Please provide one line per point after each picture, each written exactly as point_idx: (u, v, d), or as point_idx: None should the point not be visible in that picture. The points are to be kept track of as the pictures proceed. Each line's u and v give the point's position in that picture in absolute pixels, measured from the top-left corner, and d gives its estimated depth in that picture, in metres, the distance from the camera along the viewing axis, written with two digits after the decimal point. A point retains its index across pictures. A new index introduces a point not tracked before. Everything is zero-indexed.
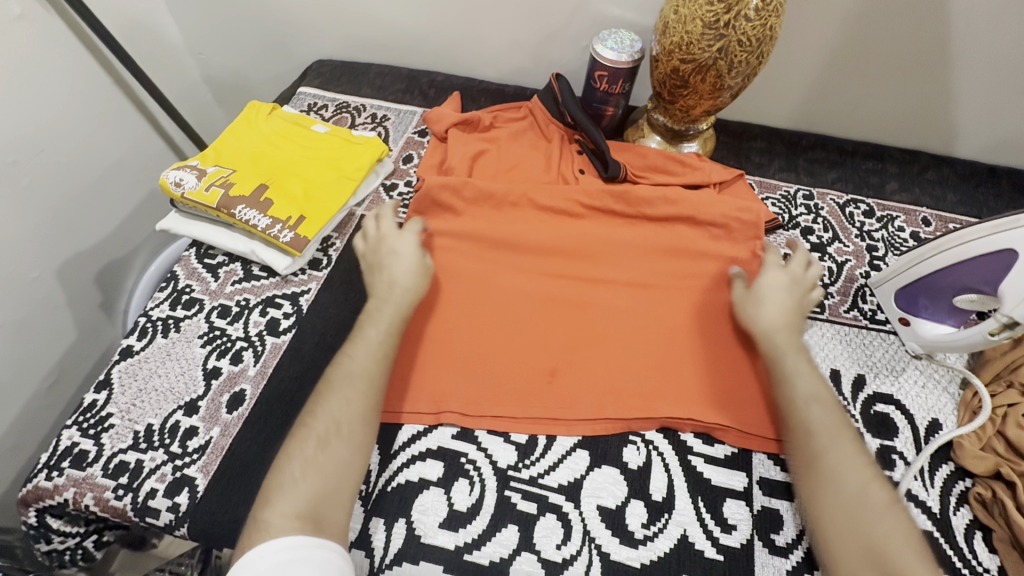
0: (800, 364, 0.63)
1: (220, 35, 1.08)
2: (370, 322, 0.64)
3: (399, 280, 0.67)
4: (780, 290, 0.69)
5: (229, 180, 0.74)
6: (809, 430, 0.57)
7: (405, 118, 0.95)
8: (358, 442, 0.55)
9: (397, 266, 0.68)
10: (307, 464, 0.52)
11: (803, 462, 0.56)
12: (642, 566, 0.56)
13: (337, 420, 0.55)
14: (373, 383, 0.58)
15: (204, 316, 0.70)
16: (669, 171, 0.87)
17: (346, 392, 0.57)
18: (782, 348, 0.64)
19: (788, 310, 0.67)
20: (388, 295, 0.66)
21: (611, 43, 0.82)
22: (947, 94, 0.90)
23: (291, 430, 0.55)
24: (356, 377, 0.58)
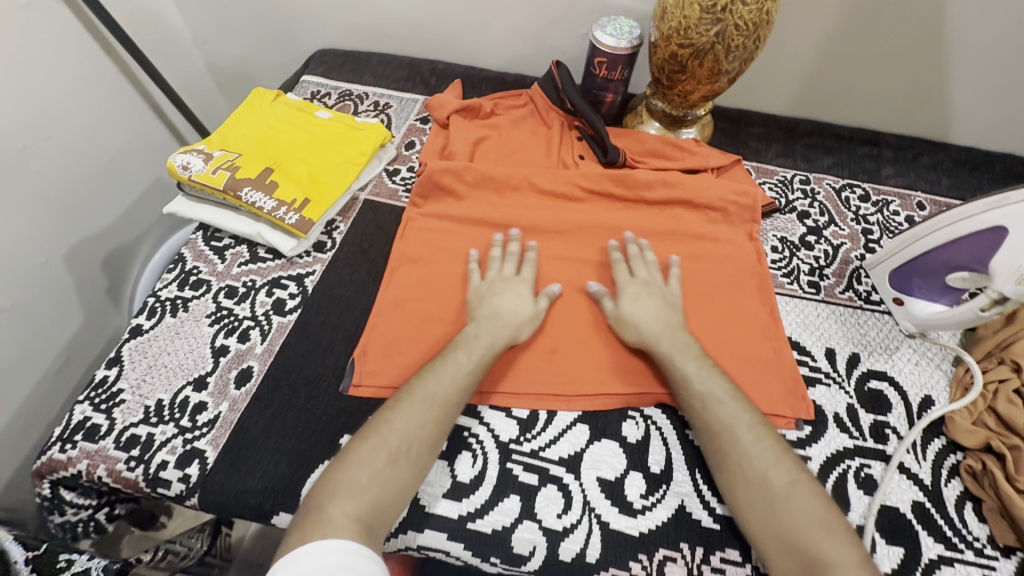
0: (691, 365, 0.63)
1: (223, 25, 1.09)
2: (466, 346, 0.63)
3: (502, 312, 0.67)
4: (646, 296, 0.69)
5: (235, 163, 0.75)
6: (716, 430, 0.59)
7: (407, 105, 0.96)
8: (421, 462, 0.56)
9: (500, 295, 0.68)
10: (374, 474, 0.53)
11: (719, 464, 0.58)
12: (640, 535, 0.58)
13: (410, 441, 0.56)
14: (448, 411, 0.59)
15: (211, 296, 0.71)
16: (667, 156, 0.88)
17: (421, 413, 0.57)
18: (671, 352, 0.64)
19: (658, 316, 0.67)
20: (488, 322, 0.66)
21: (610, 30, 0.83)
22: (942, 80, 0.91)
23: (359, 434, 0.56)
24: (433, 400, 0.58)
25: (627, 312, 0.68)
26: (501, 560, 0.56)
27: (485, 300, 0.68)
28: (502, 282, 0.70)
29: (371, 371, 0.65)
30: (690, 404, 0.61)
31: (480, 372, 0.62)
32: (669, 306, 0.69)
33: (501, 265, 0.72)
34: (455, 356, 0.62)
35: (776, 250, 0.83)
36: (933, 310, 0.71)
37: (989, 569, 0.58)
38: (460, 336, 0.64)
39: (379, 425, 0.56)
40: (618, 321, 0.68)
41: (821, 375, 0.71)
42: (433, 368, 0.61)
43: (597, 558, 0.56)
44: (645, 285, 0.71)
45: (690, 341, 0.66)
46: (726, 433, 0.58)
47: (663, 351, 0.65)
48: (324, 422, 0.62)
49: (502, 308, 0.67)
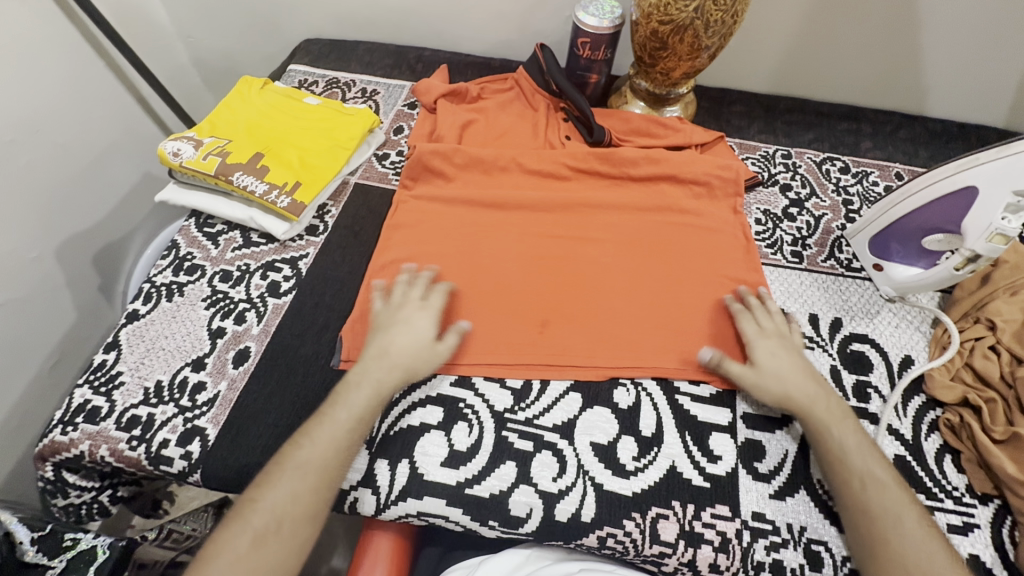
0: (830, 401, 0.62)
1: (207, 17, 1.09)
2: (359, 379, 0.61)
3: (395, 350, 0.63)
4: (785, 354, 0.65)
5: (226, 149, 0.76)
6: (878, 513, 0.54)
7: (394, 91, 0.97)
8: (294, 538, 0.53)
9: (399, 328, 0.64)
10: (237, 560, 0.50)
11: (860, 517, 0.54)
12: (634, 495, 0.60)
13: (280, 517, 0.53)
14: (325, 477, 0.55)
15: (206, 280, 0.72)
16: (652, 134, 0.90)
17: (293, 485, 0.54)
18: (826, 417, 0.60)
19: (803, 375, 0.63)
20: (376, 359, 0.62)
21: (592, 10, 0.84)
22: (916, 55, 0.93)
23: (228, 513, 0.53)
24: (307, 469, 0.55)
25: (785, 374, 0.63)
26: (499, 523, 0.58)
27: (377, 336, 0.64)
28: (402, 313, 0.65)
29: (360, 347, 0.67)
30: (844, 476, 0.57)
31: (362, 424, 0.59)
32: (798, 367, 0.64)
33: (407, 292, 0.68)
34: (332, 413, 0.58)
35: (759, 222, 0.85)
36: (909, 275, 0.74)
37: (968, 516, 0.61)
38: (338, 391, 0.60)
39: (245, 505, 0.53)
40: (770, 377, 0.63)
41: (805, 340, 0.73)
42: (303, 436, 0.57)
43: (592, 518, 0.58)
44: (780, 346, 0.66)
45: (838, 412, 0.61)
46: (890, 518, 0.53)
47: (816, 418, 0.60)
48: (321, 397, 0.64)
49: (389, 349, 0.62)
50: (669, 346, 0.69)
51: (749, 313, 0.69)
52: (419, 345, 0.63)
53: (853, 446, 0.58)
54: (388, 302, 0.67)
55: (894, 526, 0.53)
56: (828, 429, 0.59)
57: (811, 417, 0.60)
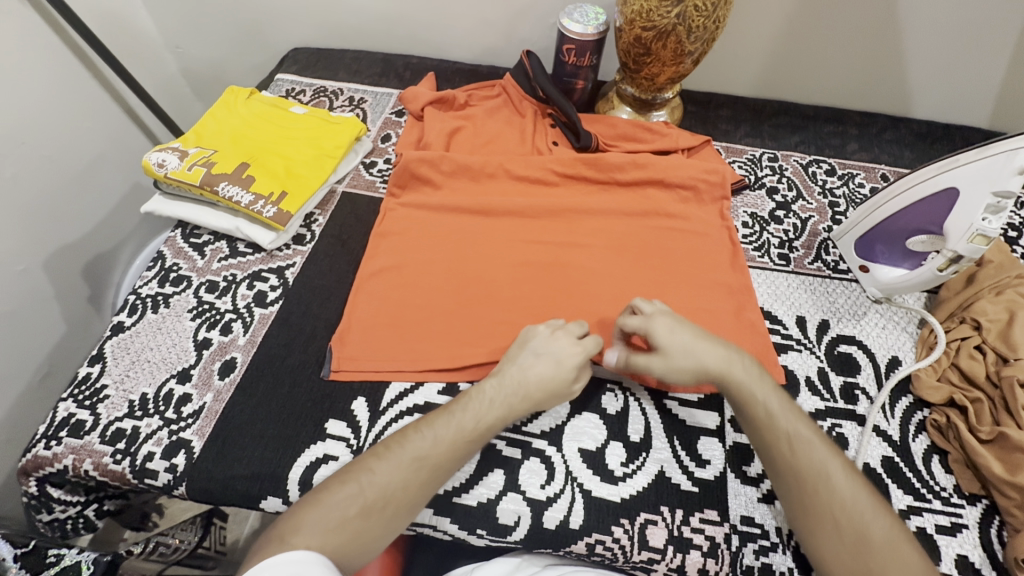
0: (724, 363, 0.61)
1: (196, 27, 1.10)
2: (494, 393, 0.60)
3: (531, 381, 0.60)
4: (680, 337, 0.62)
5: (211, 159, 0.76)
6: (809, 474, 0.55)
7: (382, 99, 0.98)
8: (392, 523, 0.53)
9: (544, 363, 0.61)
10: (342, 519, 0.51)
11: (782, 463, 0.56)
12: (622, 501, 0.60)
13: (388, 496, 0.53)
14: (437, 475, 0.55)
15: (192, 291, 0.72)
16: (638, 139, 0.91)
17: (404, 470, 0.54)
18: (747, 386, 0.60)
19: (692, 354, 0.62)
20: (512, 382, 0.60)
21: (577, 17, 0.85)
22: (900, 58, 0.94)
23: (339, 469, 0.54)
24: (423, 461, 0.55)
25: (676, 352, 0.62)
26: (487, 532, 0.58)
27: (519, 356, 0.62)
28: (547, 347, 0.62)
29: (350, 356, 0.67)
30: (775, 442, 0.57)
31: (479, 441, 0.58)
32: (694, 335, 0.63)
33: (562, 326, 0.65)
34: (455, 415, 0.58)
35: (746, 225, 0.86)
36: (892, 275, 0.74)
37: (956, 516, 0.61)
38: (470, 393, 0.60)
39: (360, 471, 0.54)
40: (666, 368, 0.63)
41: (792, 342, 0.74)
42: (426, 429, 0.57)
43: (580, 525, 0.58)
44: (666, 327, 0.63)
45: (758, 380, 0.61)
46: (820, 477, 0.55)
47: (739, 388, 0.60)
48: (308, 407, 0.63)
49: (536, 376, 0.60)
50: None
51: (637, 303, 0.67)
52: (561, 381, 0.61)
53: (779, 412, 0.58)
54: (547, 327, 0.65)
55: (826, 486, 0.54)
56: (755, 396, 0.60)
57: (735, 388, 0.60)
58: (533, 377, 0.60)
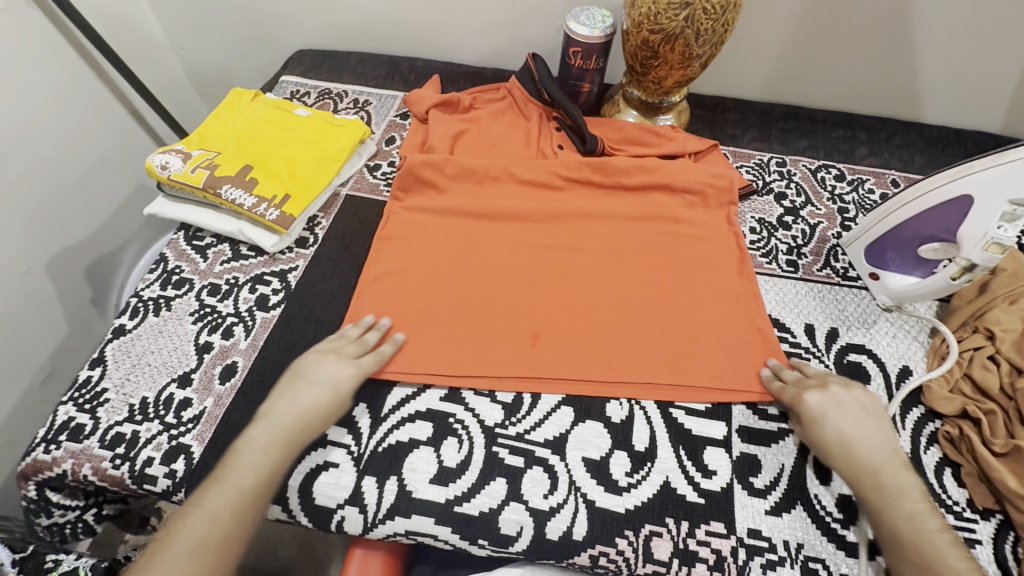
0: (883, 458, 0.57)
1: (202, 30, 1.10)
2: (264, 426, 0.57)
3: (306, 407, 0.59)
4: (844, 394, 0.61)
5: (214, 162, 0.76)
6: (911, 536, 0.53)
7: (386, 101, 0.97)
8: None
9: (315, 388, 0.60)
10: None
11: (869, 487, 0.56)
12: (626, 512, 0.58)
13: None
14: (227, 546, 0.52)
15: (194, 294, 0.71)
16: (645, 143, 0.90)
17: (184, 561, 0.51)
18: (894, 494, 0.55)
19: (854, 417, 0.59)
20: (284, 415, 0.58)
21: (583, 20, 0.84)
22: (910, 62, 0.93)
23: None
24: (206, 543, 0.52)
25: (829, 410, 0.59)
26: (489, 542, 0.57)
27: (290, 388, 0.60)
28: (315, 372, 0.61)
29: None
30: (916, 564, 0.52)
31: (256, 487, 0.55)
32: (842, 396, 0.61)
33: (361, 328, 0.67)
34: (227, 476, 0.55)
35: (754, 231, 0.84)
36: (903, 283, 0.73)
37: (970, 532, 0.60)
38: (234, 449, 0.56)
39: None
40: (815, 420, 0.60)
41: (801, 351, 0.72)
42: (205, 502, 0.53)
43: (584, 537, 0.57)
44: (824, 381, 0.63)
45: (916, 497, 0.55)
46: (924, 543, 0.52)
47: (886, 495, 0.55)
48: None
49: (308, 402, 0.59)
50: (661, 362, 0.68)
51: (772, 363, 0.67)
52: (338, 398, 0.60)
53: (928, 538, 0.52)
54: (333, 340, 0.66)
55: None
56: (903, 510, 0.54)
57: (877, 494, 0.55)
58: (301, 400, 0.59)
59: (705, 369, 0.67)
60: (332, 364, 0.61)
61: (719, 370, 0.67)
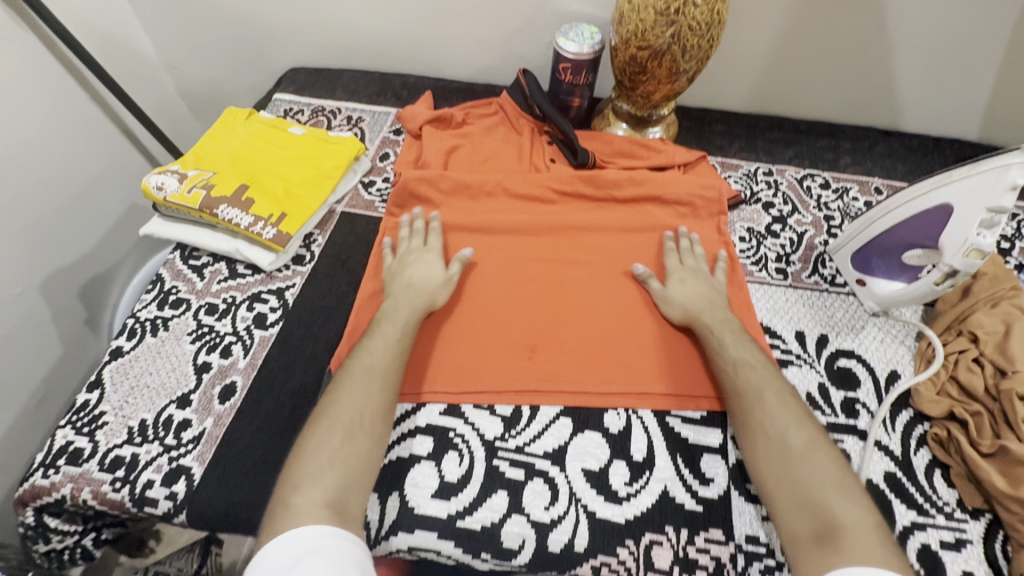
0: (729, 337, 0.68)
1: (195, 49, 1.11)
2: (388, 320, 0.67)
3: (416, 281, 0.71)
4: (693, 279, 0.74)
5: (210, 182, 0.76)
6: (771, 459, 0.58)
7: (380, 118, 0.98)
8: (377, 433, 0.59)
9: (413, 267, 0.72)
10: (346, 436, 0.57)
11: (741, 419, 0.62)
12: (626, 521, 0.59)
13: (360, 414, 0.59)
14: (390, 380, 0.62)
15: (191, 314, 0.72)
16: (635, 155, 0.91)
17: (364, 387, 0.61)
18: (759, 422, 0.60)
19: (700, 297, 0.72)
20: (406, 284, 0.70)
21: (572, 36, 0.86)
22: (889, 73, 0.96)
23: (309, 423, 0.59)
24: (374, 373, 0.62)
25: (669, 292, 0.73)
26: (491, 555, 0.57)
27: (405, 268, 0.73)
28: (411, 257, 0.74)
29: None
30: (756, 438, 0.60)
31: (394, 363, 0.63)
32: (688, 283, 0.73)
33: (409, 242, 0.77)
34: (361, 361, 0.63)
35: (743, 240, 0.86)
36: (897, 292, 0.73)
37: (960, 531, 0.61)
38: (378, 316, 0.68)
39: (325, 412, 0.59)
40: (663, 299, 0.72)
41: (792, 357, 0.74)
42: (347, 386, 0.60)
43: (585, 547, 0.58)
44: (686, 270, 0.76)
45: (761, 377, 0.63)
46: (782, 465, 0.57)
47: (733, 383, 0.64)
48: None
49: (422, 275, 0.71)
50: (655, 373, 0.69)
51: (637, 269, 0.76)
52: (438, 274, 0.72)
53: (789, 462, 0.57)
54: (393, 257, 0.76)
55: (804, 488, 0.55)
56: (767, 440, 0.59)
57: (729, 381, 0.64)
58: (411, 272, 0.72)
59: (696, 379, 0.69)
60: (431, 249, 0.75)
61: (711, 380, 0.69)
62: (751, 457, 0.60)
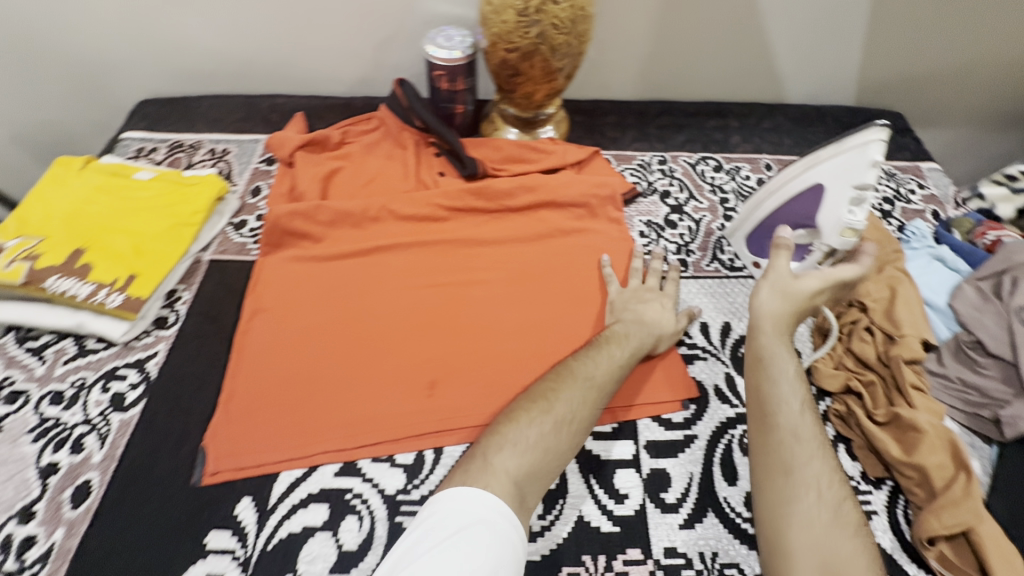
0: (793, 373, 0.62)
1: (22, 88, 0.97)
2: (614, 343, 0.66)
3: (645, 320, 0.69)
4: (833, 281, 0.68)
5: (36, 251, 0.67)
6: (808, 515, 0.53)
7: (248, 147, 0.89)
8: (576, 440, 0.58)
9: (644, 305, 0.71)
10: (555, 425, 0.57)
11: (780, 467, 0.56)
12: (542, 558, 0.56)
13: (573, 412, 0.59)
14: (602, 397, 0.61)
15: (32, 408, 0.62)
16: (525, 159, 0.87)
17: (581, 392, 0.60)
18: (807, 471, 0.55)
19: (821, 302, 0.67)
20: (631, 320, 0.69)
21: (441, 42, 0.81)
22: (764, 48, 0.97)
23: (531, 397, 0.60)
24: (592, 384, 0.61)
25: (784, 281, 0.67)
26: None
27: (628, 306, 0.71)
28: (644, 294, 0.73)
29: (227, 453, 0.60)
30: (793, 497, 0.54)
31: (610, 384, 0.62)
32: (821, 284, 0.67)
33: (643, 279, 0.75)
34: (583, 366, 0.63)
35: (643, 234, 0.85)
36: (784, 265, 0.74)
37: (866, 504, 0.62)
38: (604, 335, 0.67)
39: (548, 393, 0.60)
40: (789, 289, 0.66)
41: (698, 351, 0.73)
42: (569, 384, 0.61)
43: None
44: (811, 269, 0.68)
45: (810, 430, 0.58)
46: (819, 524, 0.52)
47: (782, 428, 0.58)
48: (182, 523, 0.56)
49: (648, 314, 0.70)
50: None
51: (783, 235, 0.69)
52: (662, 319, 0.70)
53: (831, 522, 0.52)
54: (625, 287, 0.74)
55: (835, 562, 0.50)
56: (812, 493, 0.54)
57: (776, 426, 0.59)
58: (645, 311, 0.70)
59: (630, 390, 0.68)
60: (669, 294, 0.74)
61: (643, 389, 0.68)
62: (779, 519, 0.54)
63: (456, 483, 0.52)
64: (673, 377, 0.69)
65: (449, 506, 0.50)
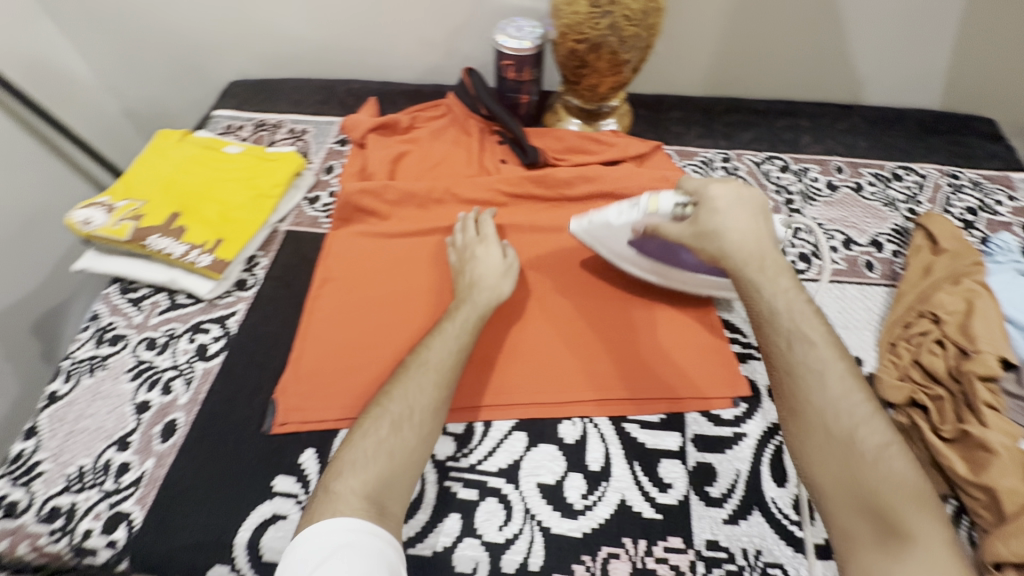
0: (779, 299, 0.57)
1: (132, 67, 1.08)
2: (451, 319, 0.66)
3: (478, 279, 0.70)
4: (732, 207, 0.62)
5: (139, 212, 0.75)
6: (833, 450, 0.51)
7: (324, 129, 0.95)
8: (425, 429, 0.57)
9: (472, 263, 0.72)
10: (393, 424, 0.56)
11: (790, 405, 0.54)
12: (583, 536, 0.58)
13: (411, 407, 0.57)
14: (444, 377, 0.60)
15: (131, 350, 0.69)
16: (586, 150, 0.88)
17: (420, 380, 0.59)
18: (819, 406, 0.53)
19: (749, 235, 0.61)
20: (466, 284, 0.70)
21: (511, 32, 0.83)
22: (843, 46, 0.93)
23: (366, 411, 0.58)
24: (435, 370, 0.60)
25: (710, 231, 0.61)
26: None
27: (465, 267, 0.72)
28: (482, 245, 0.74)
29: (296, 407, 0.64)
30: (811, 433, 0.52)
31: (451, 360, 0.62)
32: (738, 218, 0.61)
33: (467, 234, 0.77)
34: (429, 350, 0.62)
35: None
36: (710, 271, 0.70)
37: None
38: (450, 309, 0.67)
39: (380, 397, 0.59)
40: (717, 233, 0.61)
41: (753, 350, 0.72)
42: (406, 375, 0.60)
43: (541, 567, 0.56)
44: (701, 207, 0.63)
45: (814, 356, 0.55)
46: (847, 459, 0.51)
47: (784, 364, 0.55)
48: (253, 466, 0.61)
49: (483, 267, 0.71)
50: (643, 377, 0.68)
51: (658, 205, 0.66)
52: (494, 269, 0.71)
53: (858, 453, 0.50)
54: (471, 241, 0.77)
55: (872, 494, 0.49)
56: (827, 427, 0.52)
57: (778, 362, 0.56)
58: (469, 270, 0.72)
59: (682, 383, 0.68)
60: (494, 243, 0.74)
61: (693, 382, 0.68)
62: (806, 456, 0.52)
63: (305, 525, 0.50)
64: (724, 375, 0.68)
65: (303, 547, 0.47)
